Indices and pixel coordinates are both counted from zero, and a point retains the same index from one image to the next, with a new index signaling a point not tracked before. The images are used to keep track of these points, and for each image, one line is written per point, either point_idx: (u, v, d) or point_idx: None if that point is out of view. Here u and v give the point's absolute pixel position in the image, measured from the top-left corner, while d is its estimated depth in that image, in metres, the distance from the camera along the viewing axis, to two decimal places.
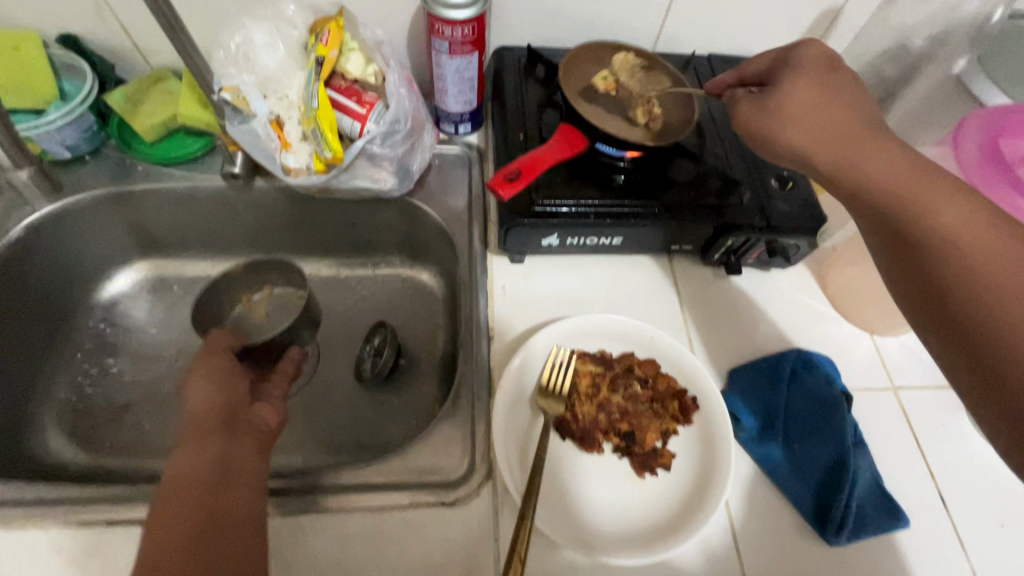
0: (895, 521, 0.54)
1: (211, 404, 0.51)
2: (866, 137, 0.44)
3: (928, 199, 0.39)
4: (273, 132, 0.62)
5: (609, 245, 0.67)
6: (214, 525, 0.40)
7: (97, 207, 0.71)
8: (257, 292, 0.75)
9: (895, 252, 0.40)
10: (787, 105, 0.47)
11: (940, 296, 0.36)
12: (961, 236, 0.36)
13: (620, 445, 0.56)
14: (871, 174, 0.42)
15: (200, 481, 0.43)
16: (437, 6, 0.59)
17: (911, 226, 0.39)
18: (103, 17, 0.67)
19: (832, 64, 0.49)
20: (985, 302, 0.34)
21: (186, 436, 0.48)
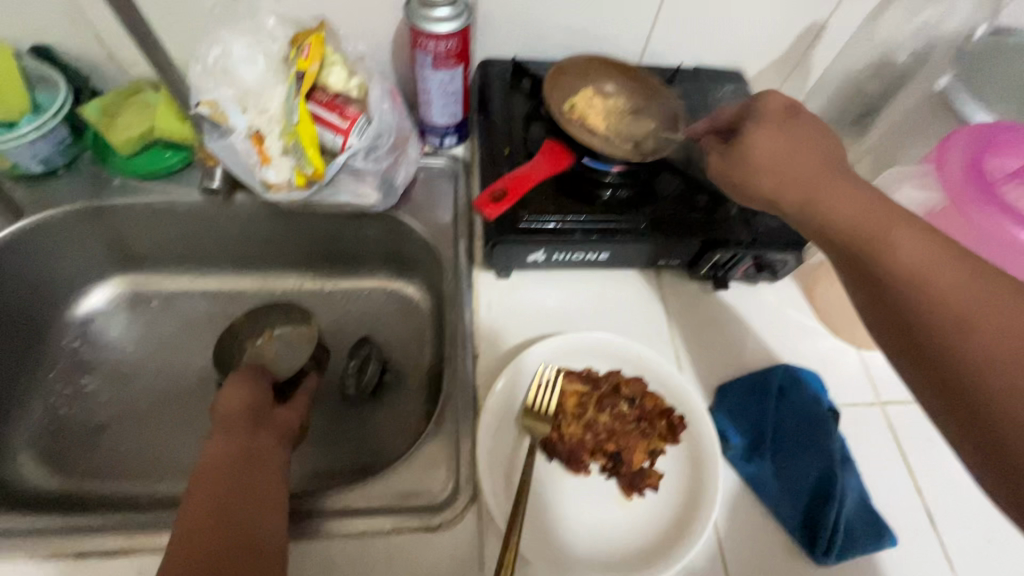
0: (883, 540, 0.53)
1: (239, 400, 0.54)
2: (828, 180, 0.45)
3: (890, 238, 0.39)
4: (253, 147, 0.61)
5: (596, 260, 0.66)
6: (239, 510, 0.43)
7: (71, 222, 0.69)
8: (258, 337, 0.72)
9: (867, 289, 0.41)
10: (749, 153, 0.48)
11: (912, 334, 0.37)
12: (926, 273, 0.37)
13: (607, 466, 0.55)
14: (834, 215, 0.43)
15: (224, 475, 0.45)
16: (420, 20, 0.59)
17: (877, 265, 0.40)
18: (77, 27, 0.65)
19: (792, 109, 0.49)
20: (956, 340, 0.34)
21: (215, 428, 0.50)
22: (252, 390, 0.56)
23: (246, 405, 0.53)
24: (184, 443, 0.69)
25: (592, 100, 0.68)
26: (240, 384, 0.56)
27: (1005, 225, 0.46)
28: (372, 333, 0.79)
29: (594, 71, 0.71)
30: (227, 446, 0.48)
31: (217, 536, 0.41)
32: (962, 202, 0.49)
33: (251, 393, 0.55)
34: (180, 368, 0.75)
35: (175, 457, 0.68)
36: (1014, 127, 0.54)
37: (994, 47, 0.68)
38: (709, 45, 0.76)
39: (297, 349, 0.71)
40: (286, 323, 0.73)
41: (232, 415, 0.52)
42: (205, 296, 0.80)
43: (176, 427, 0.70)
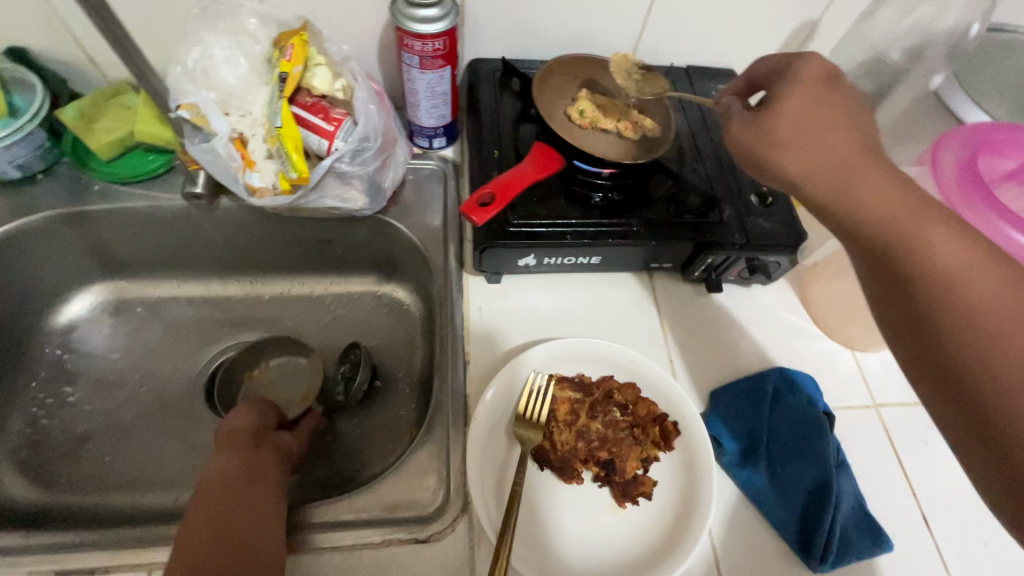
0: (878, 546, 0.52)
1: (244, 416, 0.55)
2: (860, 163, 0.40)
3: (926, 238, 0.36)
4: (236, 151, 0.59)
5: (588, 264, 0.65)
6: (241, 515, 0.44)
7: (50, 228, 0.68)
8: (256, 367, 0.75)
9: (890, 291, 0.37)
10: (776, 127, 0.43)
11: (936, 345, 0.34)
12: (962, 280, 0.34)
13: (600, 474, 0.54)
14: (866, 206, 0.38)
15: (230, 483, 0.46)
16: (405, 20, 0.57)
17: (908, 266, 0.36)
18: (53, 29, 0.64)
19: (833, 78, 0.44)
20: (989, 355, 0.32)
21: (219, 442, 0.51)
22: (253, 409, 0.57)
23: (254, 421, 0.55)
24: (170, 453, 0.68)
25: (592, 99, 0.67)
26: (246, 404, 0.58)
27: (1000, 226, 0.45)
28: (362, 338, 0.78)
29: (584, 72, 0.70)
30: (232, 458, 0.49)
31: (220, 547, 0.40)
32: (955, 202, 0.48)
33: (253, 412, 0.56)
34: (166, 376, 0.73)
35: (161, 467, 0.66)
36: (1010, 126, 0.53)
37: (988, 44, 0.67)
38: (701, 43, 0.75)
39: (296, 378, 0.74)
40: (282, 353, 0.76)
41: (238, 429, 0.53)
42: (191, 302, 0.79)
43: (162, 436, 0.69)
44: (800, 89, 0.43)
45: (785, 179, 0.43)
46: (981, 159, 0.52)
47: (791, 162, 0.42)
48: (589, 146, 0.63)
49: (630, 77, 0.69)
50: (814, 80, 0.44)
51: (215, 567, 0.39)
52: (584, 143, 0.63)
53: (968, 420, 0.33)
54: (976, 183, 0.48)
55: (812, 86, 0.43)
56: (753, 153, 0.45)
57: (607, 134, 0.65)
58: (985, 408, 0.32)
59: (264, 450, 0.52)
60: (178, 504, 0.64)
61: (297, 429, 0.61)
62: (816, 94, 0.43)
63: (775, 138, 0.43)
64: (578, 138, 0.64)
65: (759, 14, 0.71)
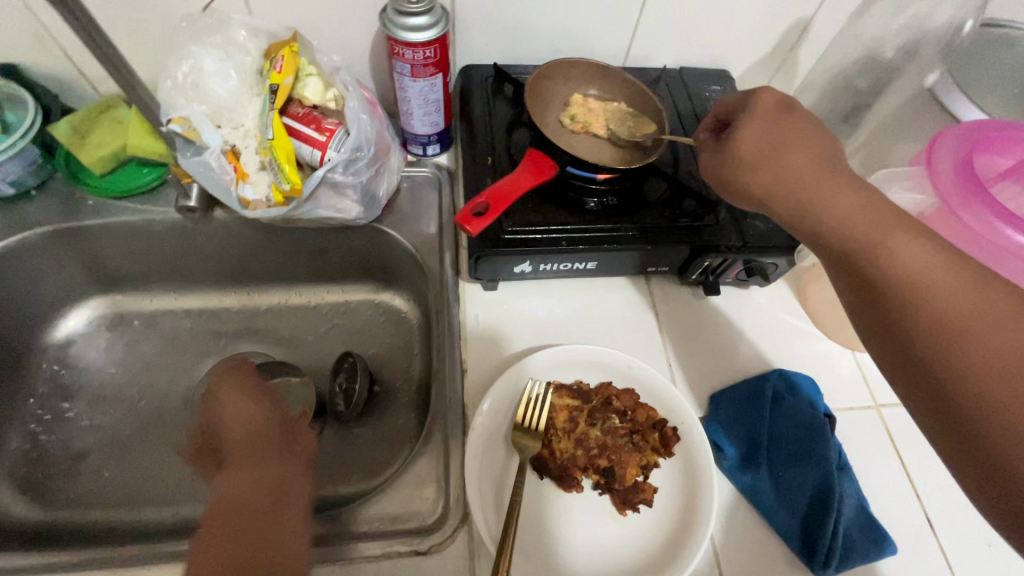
0: (883, 548, 0.52)
1: (242, 415, 0.61)
2: (823, 180, 0.42)
3: (885, 243, 0.38)
4: (229, 164, 0.59)
5: (584, 269, 0.65)
6: (247, 522, 0.47)
7: (45, 244, 0.68)
8: None
9: (859, 293, 0.40)
10: (740, 153, 0.46)
11: (905, 344, 0.36)
12: (922, 281, 0.36)
13: (600, 482, 0.54)
14: (831, 217, 0.41)
15: (228, 512, 0.49)
16: (396, 29, 0.57)
17: (871, 270, 0.38)
18: (44, 45, 0.64)
19: (790, 104, 0.47)
20: (954, 350, 0.34)
21: (234, 455, 0.56)
22: (236, 394, 0.63)
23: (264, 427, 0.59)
24: (169, 467, 0.67)
25: (586, 104, 0.67)
26: (225, 393, 0.64)
27: (998, 226, 0.45)
28: (360, 347, 0.78)
29: (579, 75, 0.70)
30: (229, 481, 0.52)
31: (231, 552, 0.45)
32: (951, 202, 0.48)
33: (247, 410, 0.61)
34: (164, 389, 0.73)
35: (160, 481, 0.66)
36: (1004, 124, 0.53)
37: (983, 39, 0.66)
38: (693, 44, 0.74)
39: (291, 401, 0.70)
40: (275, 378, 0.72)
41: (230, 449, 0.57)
42: (189, 314, 0.79)
43: (161, 450, 0.68)
44: (756, 117, 0.47)
45: (754, 198, 0.46)
46: (976, 157, 0.52)
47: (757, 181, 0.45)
48: (576, 149, 0.64)
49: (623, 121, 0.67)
50: (770, 105, 0.47)
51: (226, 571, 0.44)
52: (571, 146, 0.64)
53: (941, 416, 0.34)
54: (974, 182, 0.47)
55: (769, 112, 0.46)
56: (724, 177, 0.48)
57: (597, 139, 0.66)
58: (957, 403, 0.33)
59: (264, 454, 0.55)
60: (177, 518, 0.64)
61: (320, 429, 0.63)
62: (769, 121, 0.46)
63: (741, 161, 0.46)
64: (567, 142, 0.65)
65: (751, 15, 0.70)
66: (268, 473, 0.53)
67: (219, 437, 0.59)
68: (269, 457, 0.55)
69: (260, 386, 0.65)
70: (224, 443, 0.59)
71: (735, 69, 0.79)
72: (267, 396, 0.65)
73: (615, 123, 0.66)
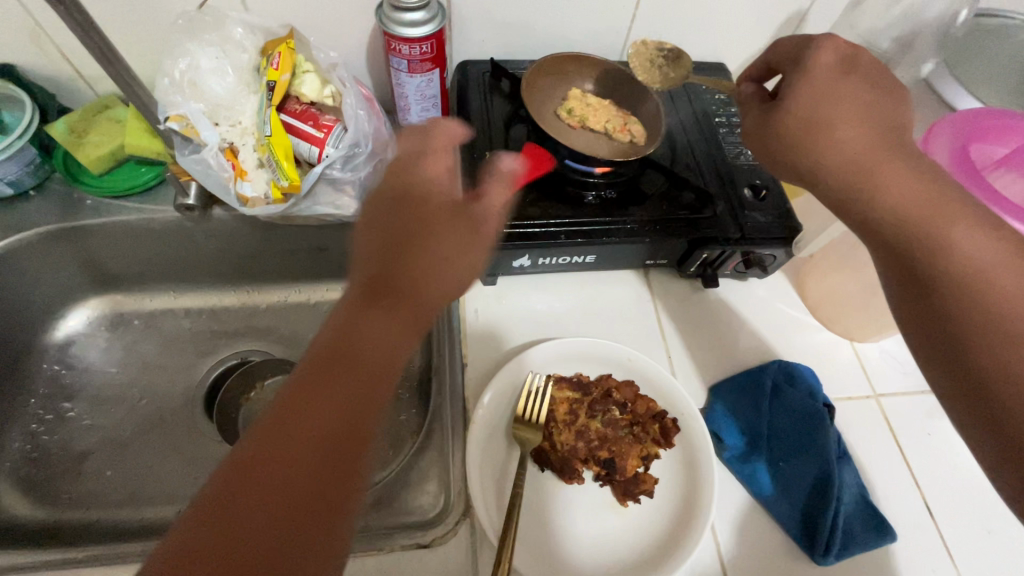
0: (883, 536, 0.52)
1: (444, 254, 0.50)
2: (882, 157, 0.41)
3: (949, 235, 0.38)
4: (227, 161, 0.59)
5: (583, 263, 0.65)
6: (343, 428, 0.41)
7: (44, 244, 0.68)
8: (251, 390, 0.74)
9: (908, 284, 0.40)
10: (812, 114, 0.42)
11: (953, 342, 0.37)
12: (985, 277, 0.36)
13: (601, 473, 0.54)
14: (891, 200, 0.40)
15: (334, 350, 0.44)
16: (392, 24, 0.57)
17: (929, 263, 0.39)
18: (41, 45, 0.64)
19: (849, 62, 0.44)
20: (1007, 352, 0.35)
21: (353, 309, 0.46)
22: (432, 213, 0.51)
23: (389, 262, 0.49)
24: (171, 466, 0.67)
25: (583, 97, 0.68)
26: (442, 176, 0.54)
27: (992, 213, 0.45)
28: None
29: (575, 70, 0.70)
30: (365, 311, 0.46)
31: (315, 438, 0.40)
32: None
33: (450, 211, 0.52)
34: (166, 389, 0.73)
35: (162, 480, 0.66)
36: (998, 112, 0.53)
37: (978, 29, 0.66)
38: (689, 38, 0.75)
39: None
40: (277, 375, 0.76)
41: (369, 265, 0.49)
42: (189, 313, 0.79)
43: (163, 449, 0.69)
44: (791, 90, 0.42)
45: (801, 175, 0.44)
46: (973, 145, 0.52)
47: (818, 153, 0.42)
48: (574, 142, 0.64)
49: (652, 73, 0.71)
50: (827, 67, 0.43)
51: (292, 476, 0.38)
52: (568, 139, 0.65)
53: (981, 415, 0.36)
54: (971, 171, 0.48)
55: (830, 78, 0.43)
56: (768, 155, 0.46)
57: (593, 132, 0.66)
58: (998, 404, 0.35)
59: (402, 322, 0.47)
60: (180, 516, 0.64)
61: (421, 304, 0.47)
62: (819, 87, 0.43)
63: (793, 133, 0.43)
64: (565, 136, 0.65)
65: (746, 9, 0.71)
66: (347, 405, 0.42)
67: (387, 234, 0.50)
68: (392, 333, 0.46)
69: (451, 216, 0.52)
70: (382, 264, 0.49)
71: (732, 62, 0.79)
72: (466, 234, 0.51)
73: (613, 118, 0.66)
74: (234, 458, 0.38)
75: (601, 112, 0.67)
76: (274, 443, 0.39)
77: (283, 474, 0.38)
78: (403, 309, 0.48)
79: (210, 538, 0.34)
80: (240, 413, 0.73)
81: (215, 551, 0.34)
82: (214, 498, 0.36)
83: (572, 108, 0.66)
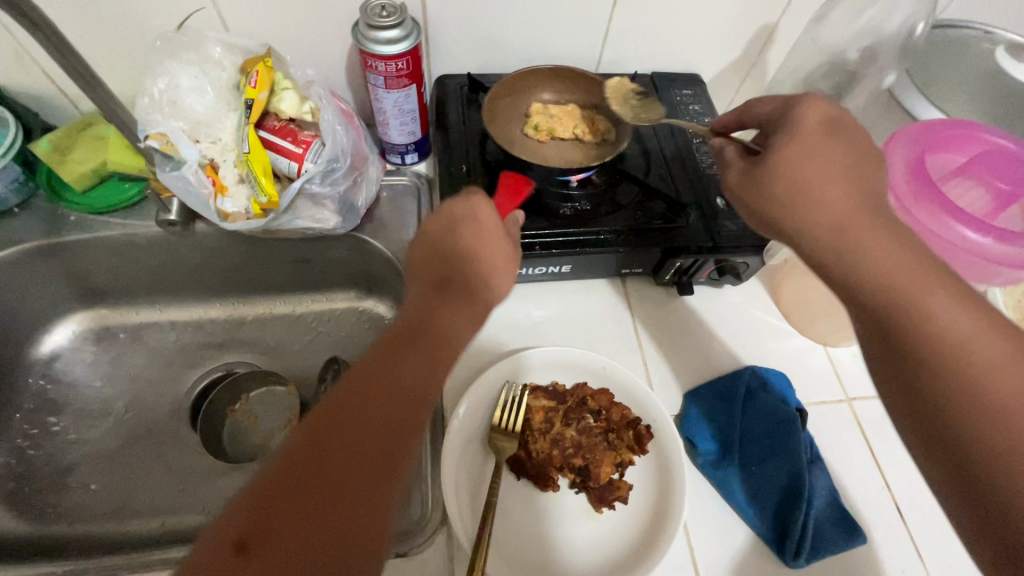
0: (854, 539, 0.53)
1: (496, 258, 0.52)
2: (855, 220, 0.42)
3: (929, 306, 0.39)
4: (207, 178, 0.60)
5: (560, 273, 0.66)
6: (398, 409, 0.43)
7: (29, 260, 0.68)
8: (236, 402, 0.75)
9: (889, 353, 0.40)
10: (791, 171, 0.44)
11: (937, 415, 0.37)
12: (967, 351, 0.37)
13: (576, 480, 0.55)
14: (873, 266, 0.41)
15: (410, 331, 0.47)
16: (367, 42, 0.58)
17: (912, 334, 0.39)
18: (24, 66, 0.65)
19: (836, 121, 0.45)
20: (993, 429, 0.35)
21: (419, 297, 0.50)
22: (488, 223, 0.53)
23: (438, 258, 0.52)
24: (155, 478, 0.68)
25: (544, 108, 0.69)
26: (481, 197, 0.55)
27: (948, 224, 0.47)
28: (344, 355, 0.78)
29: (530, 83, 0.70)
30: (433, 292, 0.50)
31: (379, 419, 0.42)
32: (905, 201, 0.49)
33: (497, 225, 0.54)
34: (151, 401, 0.74)
35: (147, 493, 0.67)
36: (956, 122, 0.55)
37: (940, 40, 0.68)
38: (662, 51, 0.76)
39: (279, 410, 0.74)
40: (261, 387, 0.76)
41: (429, 262, 0.52)
42: (174, 326, 0.80)
43: (148, 462, 0.69)
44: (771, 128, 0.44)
45: (788, 230, 0.45)
46: (931, 155, 0.54)
47: (809, 204, 0.43)
48: (546, 159, 0.67)
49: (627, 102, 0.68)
50: (815, 126, 0.45)
51: (353, 459, 0.40)
52: (542, 156, 0.67)
53: (968, 490, 0.35)
54: (926, 181, 0.49)
55: (819, 137, 0.44)
56: (754, 207, 0.47)
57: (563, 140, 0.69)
58: (988, 479, 0.34)
59: (468, 316, 0.50)
60: (165, 529, 0.64)
61: (462, 309, 0.50)
62: (799, 138, 0.44)
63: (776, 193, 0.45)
64: (539, 155, 0.67)
65: (716, 22, 0.72)
66: (414, 387, 0.45)
67: (436, 242, 0.52)
68: (457, 327, 0.49)
69: (497, 230, 0.53)
70: (447, 257, 0.51)
71: (705, 73, 0.81)
72: (512, 250, 0.53)
73: (579, 121, 0.68)
74: (313, 420, 0.41)
75: (566, 119, 0.68)
76: (350, 413, 0.41)
77: (349, 453, 0.40)
78: (465, 304, 0.50)
79: (291, 484, 0.37)
80: (224, 428, 0.73)
81: (296, 499, 0.37)
82: (297, 448, 0.39)
83: (539, 124, 0.67)
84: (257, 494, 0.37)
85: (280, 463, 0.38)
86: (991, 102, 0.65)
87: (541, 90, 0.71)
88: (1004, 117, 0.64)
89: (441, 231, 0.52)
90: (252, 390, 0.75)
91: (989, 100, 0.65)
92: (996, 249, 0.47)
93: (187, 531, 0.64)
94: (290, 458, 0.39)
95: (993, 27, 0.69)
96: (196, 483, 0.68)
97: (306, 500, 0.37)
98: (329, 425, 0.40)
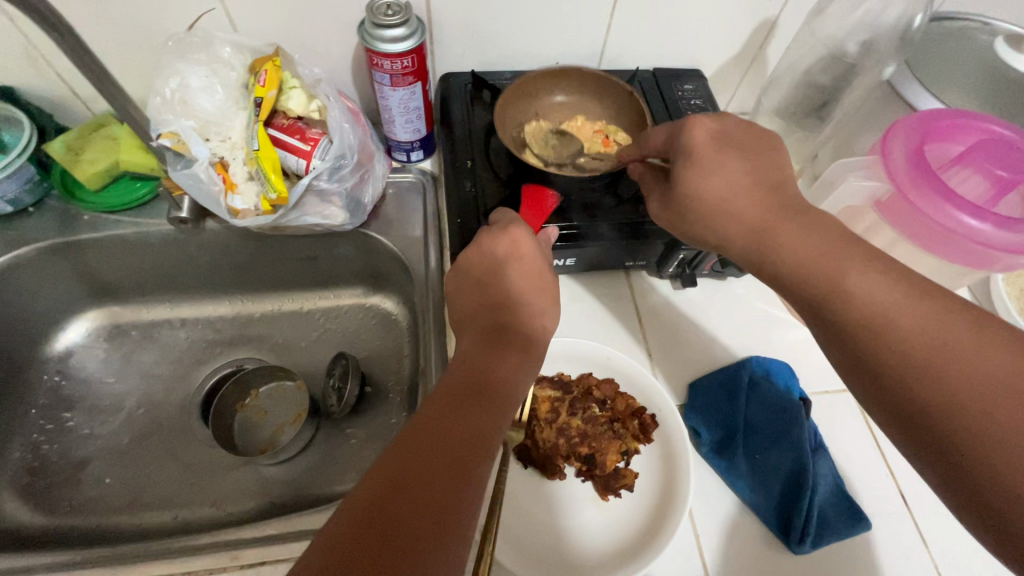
0: (857, 525, 0.54)
1: (541, 302, 0.53)
2: (777, 220, 0.44)
3: (844, 283, 0.40)
4: (217, 175, 0.61)
5: (564, 266, 0.67)
6: (461, 458, 0.40)
7: (42, 258, 0.70)
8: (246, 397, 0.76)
9: (825, 330, 0.41)
10: (703, 195, 0.46)
11: (882, 380, 0.37)
12: (889, 320, 0.37)
13: (582, 468, 0.56)
14: (790, 257, 0.43)
15: (469, 384, 0.46)
16: (373, 41, 0.59)
17: (834, 311, 0.40)
18: (38, 68, 0.66)
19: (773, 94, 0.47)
20: (929, 386, 0.35)
21: (468, 347, 0.50)
22: (535, 263, 0.54)
23: (483, 303, 0.53)
24: (169, 472, 0.69)
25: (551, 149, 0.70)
26: (519, 229, 0.54)
27: (948, 210, 0.48)
28: (352, 350, 0.79)
29: (546, 83, 0.72)
30: (489, 345, 0.49)
31: (440, 468, 0.39)
32: (907, 190, 0.50)
33: (542, 263, 0.54)
34: (162, 397, 0.75)
35: (159, 487, 0.68)
36: (952, 112, 0.56)
37: (938, 33, 0.69)
38: (661, 46, 0.77)
39: (288, 404, 0.76)
40: (269, 380, 0.76)
41: (481, 313, 0.52)
42: (184, 324, 0.81)
43: (161, 457, 0.70)
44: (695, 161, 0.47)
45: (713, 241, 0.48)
46: (929, 144, 0.55)
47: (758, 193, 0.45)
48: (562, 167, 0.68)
49: (551, 142, 0.71)
50: (705, 147, 0.47)
51: (414, 509, 0.36)
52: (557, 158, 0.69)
53: (932, 455, 0.35)
54: (926, 169, 0.50)
55: (714, 158, 0.46)
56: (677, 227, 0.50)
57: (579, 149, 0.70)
58: (944, 439, 0.34)
59: (525, 366, 0.49)
60: (178, 521, 0.66)
61: (517, 356, 0.49)
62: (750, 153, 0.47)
63: (699, 211, 0.47)
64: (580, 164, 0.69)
65: (716, 18, 0.73)
66: (478, 437, 0.42)
67: (487, 289, 0.53)
68: (516, 377, 0.48)
69: (543, 273, 0.54)
70: (494, 308, 0.52)
71: (705, 69, 0.82)
72: (556, 292, 0.54)
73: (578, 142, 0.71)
74: (375, 480, 0.38)
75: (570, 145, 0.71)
76: (419, 469, 0.39)
77: (411, 500, 0.37)
78: (521, 353, 0.49)
79: (355, 547, 0.34)
80: (236, 421, 0.74)
81: (362, 563, 0.33)
82: (360, 510, 0.36)
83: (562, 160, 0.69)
84: (319, 561, 0.33)
85: (342, 526, 0.35)
86: (990, 93, 0.65)
87: (554, 90, 0.73)
88: (1003, 106, 0.65)
89: (487, 272, 0.53)
90: (261, 385, 0.76)
91: (989, 90, 0.65)
92: (996, 236, 0.47)
93: (199, 523, 0.65)
94: (353, 522, 0.35)
95: (991, 19, 0.70)
96: (207, 476, 0.69)
97: (374, 564, 0.33)
98: (390, 485, 0.37)
